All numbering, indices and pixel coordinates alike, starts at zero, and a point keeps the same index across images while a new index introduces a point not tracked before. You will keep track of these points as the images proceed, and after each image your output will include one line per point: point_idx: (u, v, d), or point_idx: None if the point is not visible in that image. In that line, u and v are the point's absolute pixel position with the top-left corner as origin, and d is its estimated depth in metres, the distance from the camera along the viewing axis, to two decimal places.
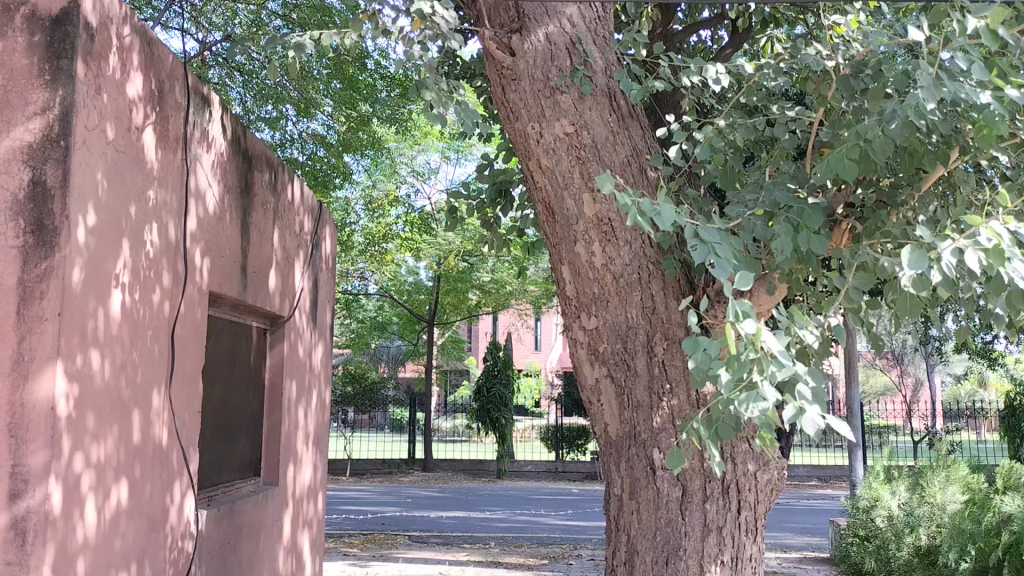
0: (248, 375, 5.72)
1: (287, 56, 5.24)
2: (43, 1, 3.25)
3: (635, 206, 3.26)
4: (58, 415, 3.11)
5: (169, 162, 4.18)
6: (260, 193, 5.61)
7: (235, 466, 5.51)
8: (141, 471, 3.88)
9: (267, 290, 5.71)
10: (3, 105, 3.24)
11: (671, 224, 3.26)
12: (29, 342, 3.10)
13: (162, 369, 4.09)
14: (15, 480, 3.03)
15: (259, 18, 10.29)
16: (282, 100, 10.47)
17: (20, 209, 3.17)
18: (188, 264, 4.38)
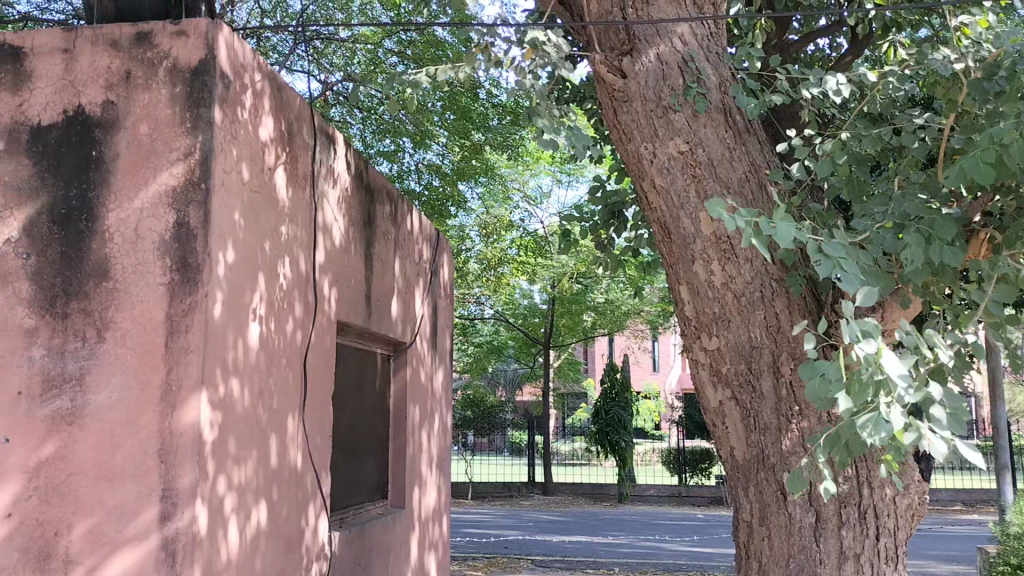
0: (374, 401, 5.90)
1: (405, 92, 5.44)
2: (184, 54, 3.51)
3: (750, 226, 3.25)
4: (203, 441, 3.30)
5: (300, 199, 4.40)
6: (383, 224, 5.83)
7: (364, 489, 5.68)
8: (279, 495, 4.05)
9: (390, 318, 5.89)
10: (148, 153, 3.48)
11: (789, 241, 3.18)
12: (176, 372, 3.31)
13: (296, 396, 4.27)
14: (167, 502, 3.23)
15: (376, 57, 10.70)
16: (399, 133, 10.87)
17: (167, 248, 3.40)
18: (317, 294, 4.58)
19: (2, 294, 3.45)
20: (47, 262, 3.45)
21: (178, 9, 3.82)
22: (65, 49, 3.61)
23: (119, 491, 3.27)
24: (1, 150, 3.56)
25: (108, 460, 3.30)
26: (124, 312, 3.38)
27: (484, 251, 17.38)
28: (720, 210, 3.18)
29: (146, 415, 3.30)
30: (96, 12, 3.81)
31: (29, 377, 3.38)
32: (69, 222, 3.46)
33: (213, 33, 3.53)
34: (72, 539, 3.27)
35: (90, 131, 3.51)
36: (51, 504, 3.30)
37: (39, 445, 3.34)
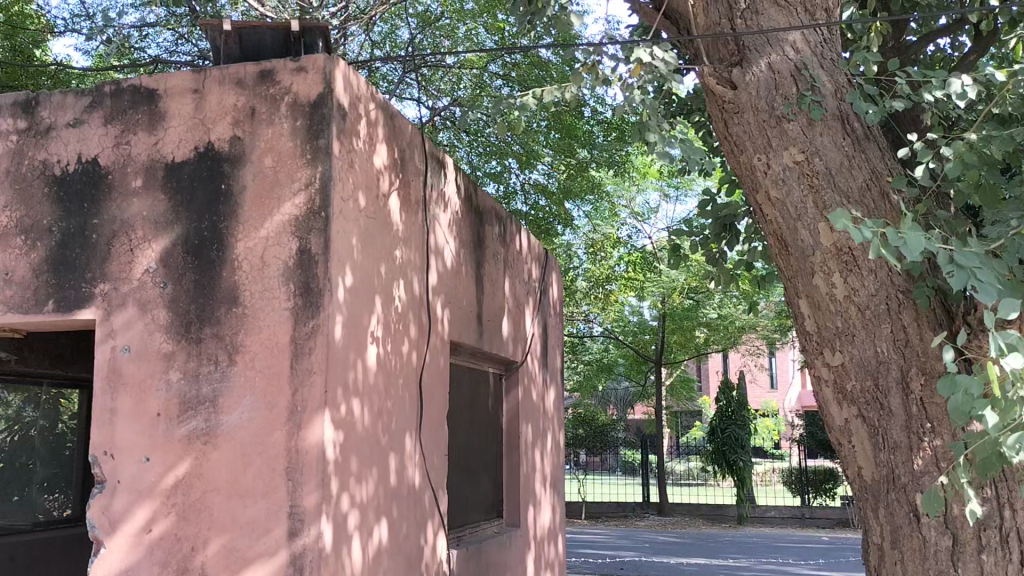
0: (488, 420, 5.96)
1: (511, 115, 5.50)
2: (304, 89, 3.68)
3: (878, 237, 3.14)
4: (327, 460, 3.42)
5: (413, 223, 4.51)
6: (492, 245, 5.91)
7: (480, 507, 5.74)
8: (398, 512, 4.14)
9: (501, 337, 5.95)
10: (272, 184, 3.65)
11: (919, 251, 3.07)
12: (301, 394, 3.44)
13: (413, 415, 4.37)
14: (294, 519, 3.36)
15: (482, 80, 10.87)
16: (505, 154, 11.00)
17: (291, 274, 3.56)
18: (431, 315, 4.68)
19: (141, 321, 3.67)
20: (182, 290, 3.66)
21: (297, 46, 3.91)
22: (194, 89, 3.83)
23: (251, 508, 3.43)
24: (139, 187, 3.80)
25: (239, 478, 3.45)
26: (253, 335, 3.55)
27: (591, 269, 17.43)
28: (846, 221, 3.11)
29: (274, 434, 3.45)
30: (222, 52, 4.00)
31: (167, 400, 3.58)
32: (201, 252, 3.67)
33: (331, 67, 3.70)
34: (208, 554, 3.44)
35: (219, 166, 3.72)
36: (189, 520, 3.48)
37: (177, 463, 3.52)
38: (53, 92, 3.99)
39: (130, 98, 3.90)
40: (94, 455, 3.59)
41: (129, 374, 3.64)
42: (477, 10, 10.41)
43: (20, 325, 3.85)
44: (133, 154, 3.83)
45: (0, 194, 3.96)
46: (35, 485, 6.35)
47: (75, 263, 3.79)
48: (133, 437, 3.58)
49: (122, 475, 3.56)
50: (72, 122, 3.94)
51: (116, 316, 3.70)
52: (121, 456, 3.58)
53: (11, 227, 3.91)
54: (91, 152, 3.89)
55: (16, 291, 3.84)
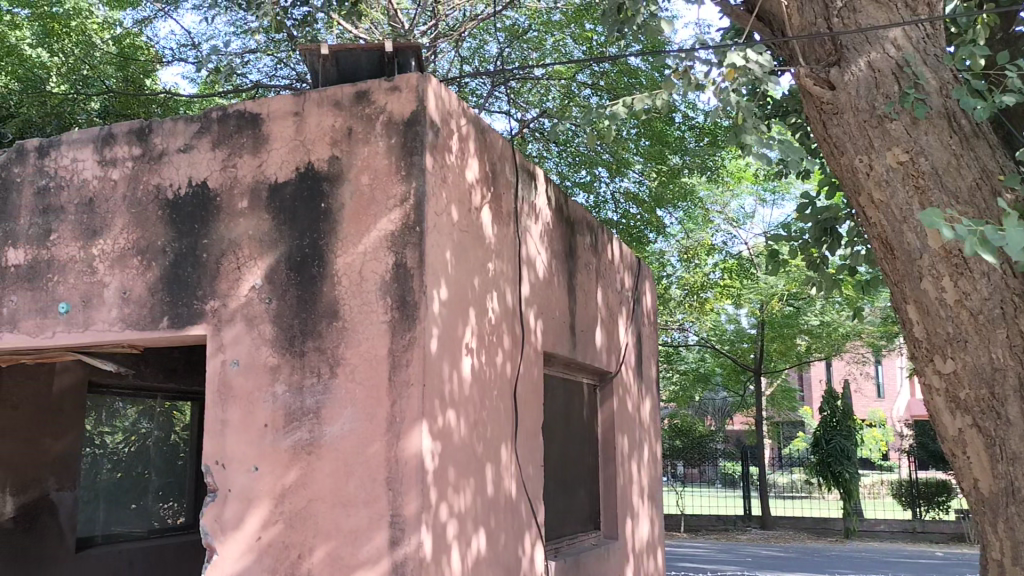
0: (583, 430, 5.94)
1: (602, 125, 5.51)
2: (398, 108, 3.78)
3: (975, 238, 3.08)
4: (426, 470, 3.48)
5: (504, 236, 4.56)
6: (584, 255, 5.91)
7: (577, 519, 5.72)
8: (496, 523, 4.17)
9: (595, 347, 5.93)
10: (369, 202, 3.75)
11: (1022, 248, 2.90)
12: (400, 405, 3.52)
13: (508, 426, 4.41)
14: (395, 528, 3.44)
15: (570, 90, 10.88)
16: (595, 163, 10.99)
17: (387, 288, 3.65)
18: (524, 327, 4.71)
19: (248, 336, 3.83)
20: (286, 306, 3.80)
21: (391, 66, 4.01)
22: (295, 112, 3.98)
23: (353, 517, 3.52)
24: (245, 208, 3.97)
25: (342, 487, 3.55)
26: (353, 348, 3.65)
27: (685, 276, 17.01)
28: (937, 221, 3.05)
29: (374, 445, 3.53)
30: (320, 75, 4.13)
31: (273, 411, 3.71)
32: (303, 269, 3.81)
33: (424, 85, 3.78)
34: (314, 562, 3.55)
35: (319, 185, 3.85)
36: (295, 528, 3.60)
37: (283, 473, 3.65)
38: (165, 119, 4.21)
39: (235, 123, 4.08)
40: (207, 465, 3.77)
41: (238, 387, 3.80)
42: (565, 21, 10.45)
43: (138, 341, 4.07)
44: (239, 177, 4.01)
45: (118, 218, 4.20)
46: (151, 493, 6.67)
47: (187, 281, 3.99)
48: (242, 447, 3.73)
49: (233, 484, 3.71)
50: (183, 147, 4.15)
51: (225, 331, 3.87)
52: (232, 465, 3.74)
53: (128, 249, 4.14)
54: (201, 175, 4.09)
55: (134, 309, 4.07)
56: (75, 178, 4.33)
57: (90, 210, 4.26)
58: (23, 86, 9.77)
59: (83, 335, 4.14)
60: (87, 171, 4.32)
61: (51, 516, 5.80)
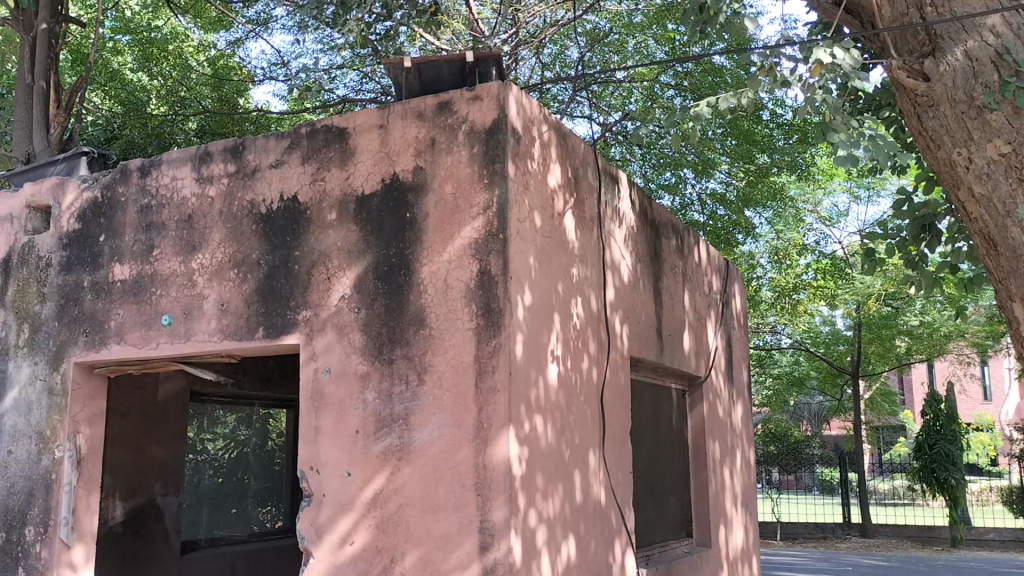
0: (673, 436, 5.86)
1: (686, 127, 5.47)
2: (479, 117, 3.82)
3: None
4: (514, 476, 3.49)
5: (588, 241, 4.55)
6: (670, 258, 5.84)
7: (668, 526, 5.64)
8: (586, 529, 4.16)
9: (683, 352, 5.85)
10: (453, 211, 3.80)
11: None
12: (487, 411, 3.55)
13: (596, 432, 4.39)
14: (484, 534, 3.46)
15: (653, 92, 10.77)
16: (680, 164, 10.85)
17: (473, 295, 3.69)
18: (610, 332, 4.68)
19: (339, 344, 3.93)
20: (374, 314, 3.88)
21: (472, 76, 4.05)
22: (380, 125, 4.07)
23: (443, 522, 3.56)
24: (334, 220, 4.08)
25: (432, 492, 3.60)
26: (440, 355, 3.71)
27: (776, 278, 16.33)
28: None
29: (462, 451, 3.57)
30: (404, 88, 4.21)
31: (365, 417, 3.80)
32: (391, 278, 3.88)
33: (504, 94, 3.81)
34: (406, 566, 3.60)
35: (403, 196, 3.93)
36: (388, 532, 3.67)
37: (375, 477, 3.73)
38: (257, 137, 4.37)
39: (323, 137, 4.20)
40: (302, 470, 3.88)
41: (331, 394, 3.89)
42: (646, 22, 10.37)
43: (235, 351, 4.23)
44: (327, 190, 4.12)
45: (215, 232, 4.37)
46: (251, 498, 6.91)
47: (280, 291, 4.12)
48: (335, 453, 3.83)
49: (327, 489, 3.81)
50: (275, 163, 4.31)
51: (317, 339, 3.98)
52: (326, 470, 3.84)
53: (225, 262, 4.31)
54: (291, 190, 4.22)
55: (232, 320, 4.23)
56: (174, 196, 4.54)
57: (189, 226, 4.45)
58: (126, 110, 10.21)
59: (184, 346, 4.32)
60: (186, 188, 4.52)
61: (157, 520, 6.07)
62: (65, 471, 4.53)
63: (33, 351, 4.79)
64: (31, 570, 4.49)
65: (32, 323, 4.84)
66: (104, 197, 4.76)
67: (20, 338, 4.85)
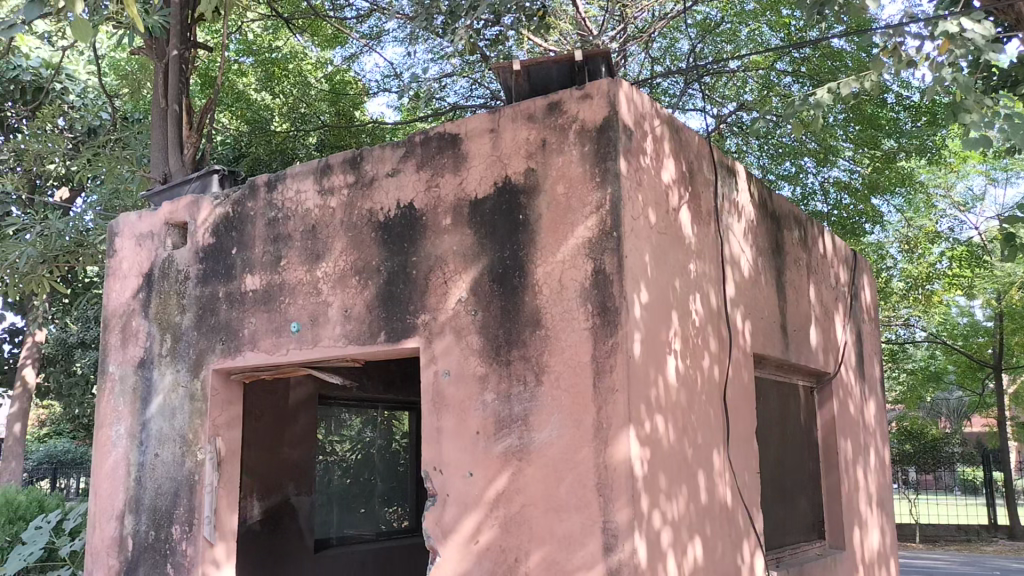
0: (801, 435, 5.66)
1: (806, 114, 5.29)
2: (590, 115, 3.80)
3: None
4: (636, 476, 3.45)
5: (705, 236, 4.45)
6: (792, 250, 5.65)
7: (799, 527, 5.45)
8: (712, 530, 4.07)
9: (809, 347, 5.64)
10: (566, 211, 3.80)
11: None
12: (606, 411, 3.53)
13: (719, 431, 4.29)
14: (608, 534, 3.43)
15: (769, 80, 10.43)
16: (800, 153, 10.46)
17: (588, 295, 3.67)
18: (731, 328, 4.57)
19: (457, 346, 3.99)
20: (490, 316, 3.92)
21: (582, 75, 4.03)
22: (491, 129, 4.11)
23: (566, 522, 3.56)
24: (449, 225, 4.15)
25: (554, 492, 3.61)
26: (557, 356, 3.71)
27: (907, 268, 15.30)
28: None
29: (583, 451, 3.56)
30: (514, 91, 4.24)
31: (485, 419, 3.84)
32: (506, 280, 3.92)
33: (615, 90, 3.77)
34: (530, 566, 3.62)
35: (516, 198, 3.96)
36: (511, 532, 3.70)
37: (497, 478, 3.76)
38: (374, 147, 4.50)
39: (437, 144, 4.28)
40: (426, 470, 3.97)
41: (451, 397, 3.96)
42: (759, 10, 10.08)
43: (359, 355, 4.36)
44: (442, 196, 4.20)
45: (338, 242, 4.53)
46: (377, 498, 7.12)
47: (400, 297, 4.23)
48: (458, 453, 3.89)
49: (451, 489, 3.88)
50: (391, 172, 4.42)
51: (436, 343, 4.06)
52: (449, 471, 3.91)
53: (348, 270, 4.45)
54: (408, 198, 4.32)
55: (355, 325, 4.37)
56: (298, 208, 4.73)
57: (314, 236, 4.63)
58: (252, 128, 10.88)
59: (312, 351, 4.50)
60: (309, 200, 4.70)
61: (291, 518, 6.34)
62: (207, 472, 4.79)
63: (176, 360, 5.09)
64: (180, 566, 4.77)
65: (173, 333, 5.15)
66: (235, 212, 5.02)
67: (164, 348, 5.17)
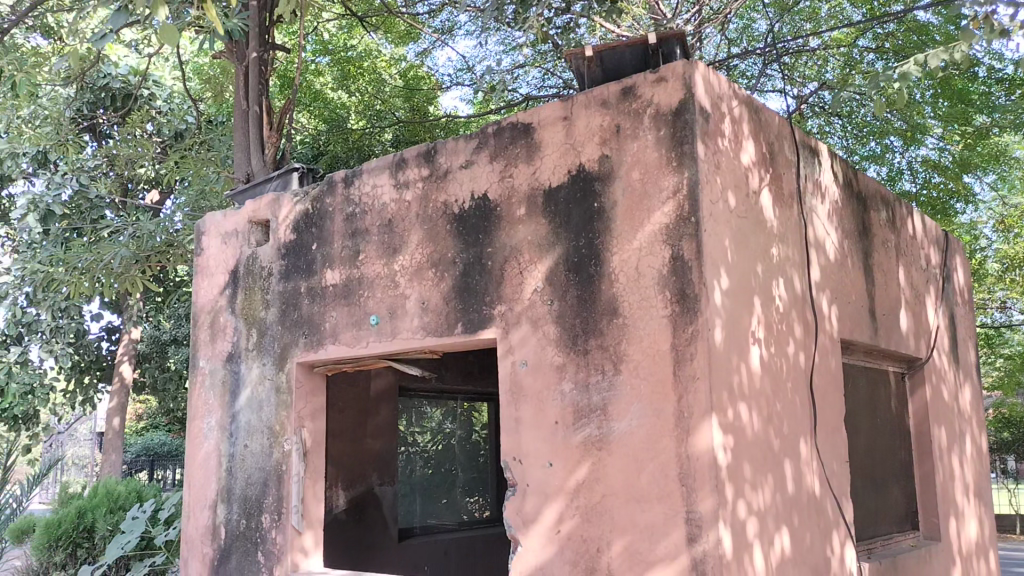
0: (892, 422, 5.46)
1: (892, 90, 5.09)
2: (665, 99, 3.73)
3: None
4: (719, 465, 3.38)
5: (788, 219, 4.33)
6: (880, 232, 5.45)
7: (891, 518, 5.27)
8: (800, 521, 3.96)
9: (900, 332, 5.44)
10: (642, 197, 3.74)
11: None
12: (688, 400, 3.46)
13: (806, 419, 4.17)
14: (691, 525, 3.38)
15: (851, 58, 10.08)
16: (886, 132, 10.09)
17: (666, 282, 3.61)
18: (817, 313, 4.44)
19: (534, 336, 3.98)
20: (567, 306, 3.90)
21: (656, 58, 3.96)
22: (564, 117, 4.08)
23: (649, 513, 3.52)
24: (523, 215, 4.14)
25: (635, 482, 3.57)
26: (635, 344, 3.66)
27: (1003, 249, 14.65)
28: None
29: (664, 441, 3.51)
30: (587, 78, 4.20)
31: (563, 408, 3.83)
32: (581, 268, 3.89)
33: (690, 72, 3.69)
34: (612, 555, 3.59)
35: (591, 185, 3.92)
36: (593, 522, 3.67)
37: (577, 468, 3.75)
38: (447, 139, 4.52)
39: (510, 134, 4.28)
40: (506, 460, 3.98)
41: (529, 386, 3.96)
42: None
43: (438, 347, 4.40)
44: (516, 186, 4.19)
45: (414, 235, 4.57)
46: (459, 488, 7.17)
47: (476, 288, 4.24)
48: (537, 443, 3.89)
49: (531, 479, 3.88)
50: (465, 164, 4.44)
51: (513, 333, 4.06)
52: (529, 460, 3.91)
53: (425, 263, 4.49)
54: (482, 189, 4.33)
55: (433, 317, 4.40)
56: (375, 203, 4.80)
57: (390, 230, 4.68)
58: (329, 126, 11.12)
59: (391, 343, 4.55)
60: (385, 195, 4.76)
61: (376, 508, 6.46)
62: (293, 462, 4.90)
63: (262, 353, 5.23)
64: (270, 555, 4.91)
65: (259, 328, 5.29)
66: (314, 208, 5.12)
67: (250, 342, 5.32)
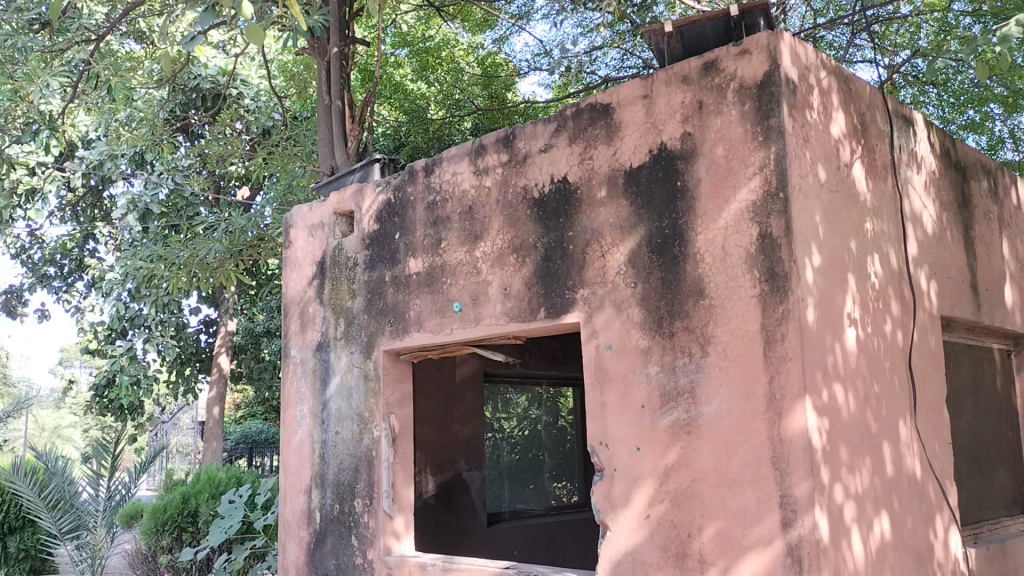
0: (999, 402, 5.19)
1: (992, 52, 4.81)
2: (749, 72, 3.62)
3: None
4: (814, 448, 3.27)
5: (882, 192, 4.15)
6: (982, 203, 5.17)
7: (999, 501, 5.03)
8: (901, 505, 3.81)
9: (1005, 308, 5.16)
10: (726, 173, 3.64)
11: None
12: (779, 381, 3.36)
13: (906, 400, 4.00)
14: (786, 510, 3.28)
15: (946, 22, 9.59)
16: (985, 100, 9.59)
17: (754, 261, 3.51)
18: (915, 290, 4.25)
19: (618, 320, 3.93)
20: (651, 288, 3.84)
21: (739, 31, 3.83)
22: (644, 95, 4.01)
23: (741, 497, 3.44)
24: (604, 197, 4.08)
25: (726, 466, 3.49)
26: (722, 325, 3.58)
27: None
28: None
29: (756, 423, 3.42)
30: (667, 55, 4.10)
31: (649, 392, 3.77)
32: (665, 250, 3.81)
33: (775, 43, 3.56)
34: (703, 541, 3.53)
35: (673, 164, 3.84)
36: (683, 507, 3.61)
37: (665, 452, 3.69)
38: (526, 124, 4.50)
39: (588, 116, 4.23)
40: (592, 445, 3.96)
41: (614, 370, 3.92)
42: None
43: (522, 332, 4.39)
44: (596, 167, 4.14)
45: (495, 221, 4.57)
46: (547, 474, 7.21)
47: (558, 272, 4.22)
48: (624, 428, 3.85)
49: (618, 463, 3.85)
50: (544, 148, 4.41)
51: (597, 317, 4.02)
52: (615, 445, 3.87)
53: (506, 248, 4.49)
54: (562, 172, 4.29)
55: (515, 303, 4.40)
56: (456, 190, 4.82)
57: (471, 217, 4.70)
58: (409, 117, 11.10)
59: (474, 329, 4.58)
60: (465, 181, 4.77)
61: (465, 493, 6.52)
62: (383, 448, 4.98)
63: (350, 342, 5.34)
64: (364, 538, 5.02)
65: (346, 317, 5.39)
66: (396, 197, 5.18)
67: (338, 331, 5.43)
